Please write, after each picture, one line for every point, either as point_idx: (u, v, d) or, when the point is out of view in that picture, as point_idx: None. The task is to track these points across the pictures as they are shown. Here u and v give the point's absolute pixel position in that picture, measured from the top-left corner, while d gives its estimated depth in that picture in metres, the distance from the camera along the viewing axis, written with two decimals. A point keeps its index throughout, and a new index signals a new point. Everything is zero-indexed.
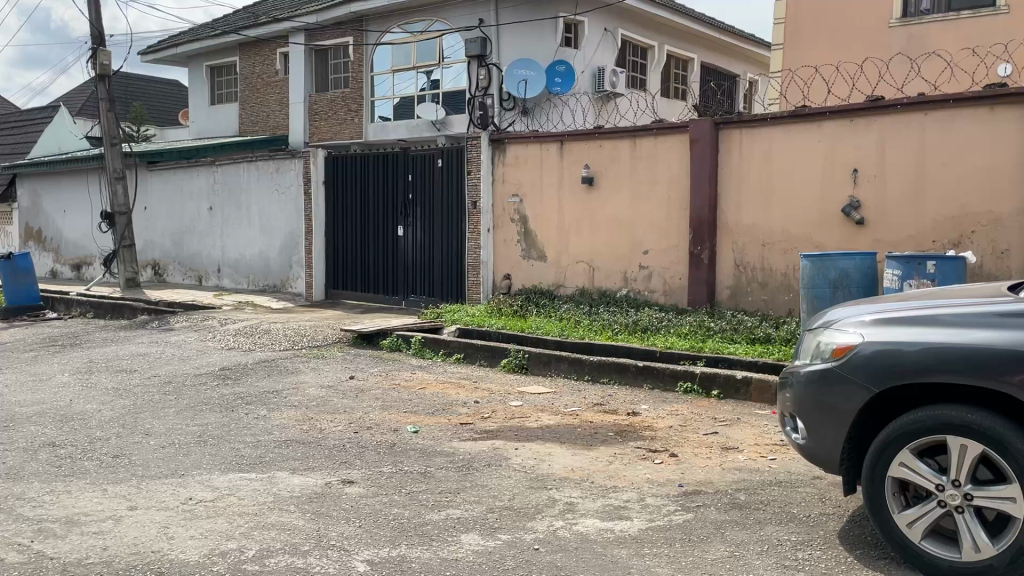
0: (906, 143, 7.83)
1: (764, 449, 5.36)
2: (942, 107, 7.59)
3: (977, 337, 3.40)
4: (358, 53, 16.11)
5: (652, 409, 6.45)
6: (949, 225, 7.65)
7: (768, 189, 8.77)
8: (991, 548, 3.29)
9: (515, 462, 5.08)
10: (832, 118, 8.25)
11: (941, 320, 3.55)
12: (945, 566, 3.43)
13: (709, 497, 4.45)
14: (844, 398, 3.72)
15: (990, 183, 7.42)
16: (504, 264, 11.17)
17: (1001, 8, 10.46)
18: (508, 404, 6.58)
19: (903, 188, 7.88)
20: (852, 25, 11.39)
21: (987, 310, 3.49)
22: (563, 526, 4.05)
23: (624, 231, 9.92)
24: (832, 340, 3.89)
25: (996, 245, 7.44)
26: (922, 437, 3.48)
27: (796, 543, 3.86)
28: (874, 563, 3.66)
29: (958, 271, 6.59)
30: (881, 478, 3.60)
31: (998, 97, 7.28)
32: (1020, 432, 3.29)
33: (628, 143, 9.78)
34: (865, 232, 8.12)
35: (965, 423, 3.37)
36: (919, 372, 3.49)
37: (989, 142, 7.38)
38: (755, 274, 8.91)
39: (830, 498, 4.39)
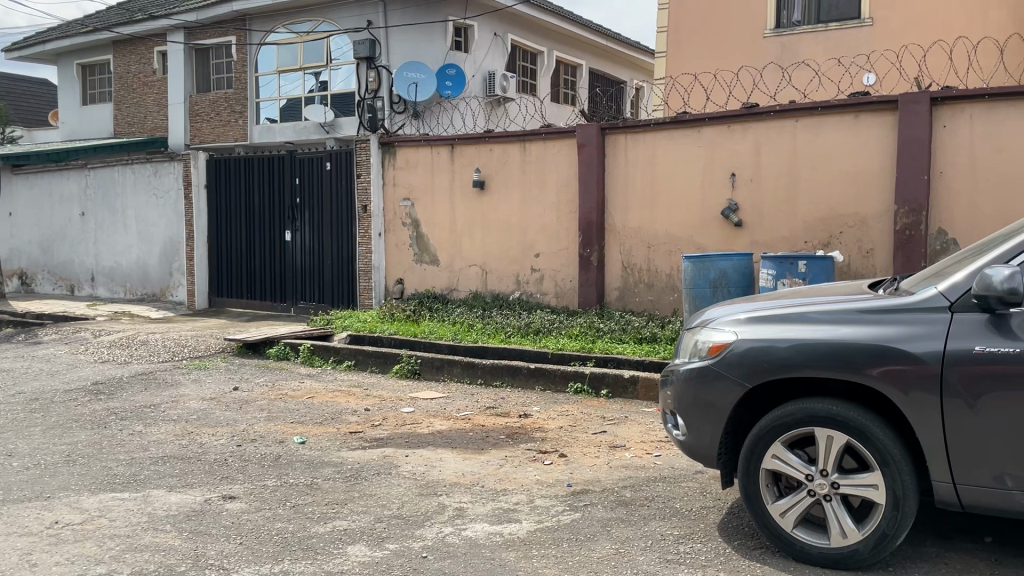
0: (778, 148, 8.19)
1: (649, 446, 5.48)
2: (811, 114, 7.98)
3: (840, 333, 3.59)
4: (242, 53, 15.65)
5: (543, 410, 6.50)
6: (820, 226, 8.04)
7: (653, 193, 9.01)
8: (857, 534, 3.49)
9: (405, 469, 5.03)
10: (711, 124, 8.55)
11: (808, 318, 3.71)
12: (815, 553, 3.60)
13: (596, 496, 4.52)
14: (721, 395, 3.85)
15: (856, 187, 7.84)
16: (396, 269, 11.05)
17: (865, 21, 11.04)
18: (399, 411, 6.50)
19: (777, 192, 8.24)
20: (729, 35, 11.86)
21: (848, 307, 3.68)
22: (452, 532, 4.03)
23: (516, 234, 9.99)
24: (708, 337, 4.02)
25: (862, 245, 7.86)
26: (792, 430, 3.63)
27: (678, 536, 3.97)
28: (749, 552, 3.80)
29: (828, 270, 6.92)
30: (755, 470, 3.73)
31: (861, 105, 7.70)
32: (881, 422, 3.49)
33: (518, 147, 9.85)
34: (742, 233, 8.46)
35: (832, 416, 3.54)
36: (789, 368, 3.64)
37: (854, 148, 7.79)
38: (642, 275, 9.15)
39: (711, 492, 4.54)
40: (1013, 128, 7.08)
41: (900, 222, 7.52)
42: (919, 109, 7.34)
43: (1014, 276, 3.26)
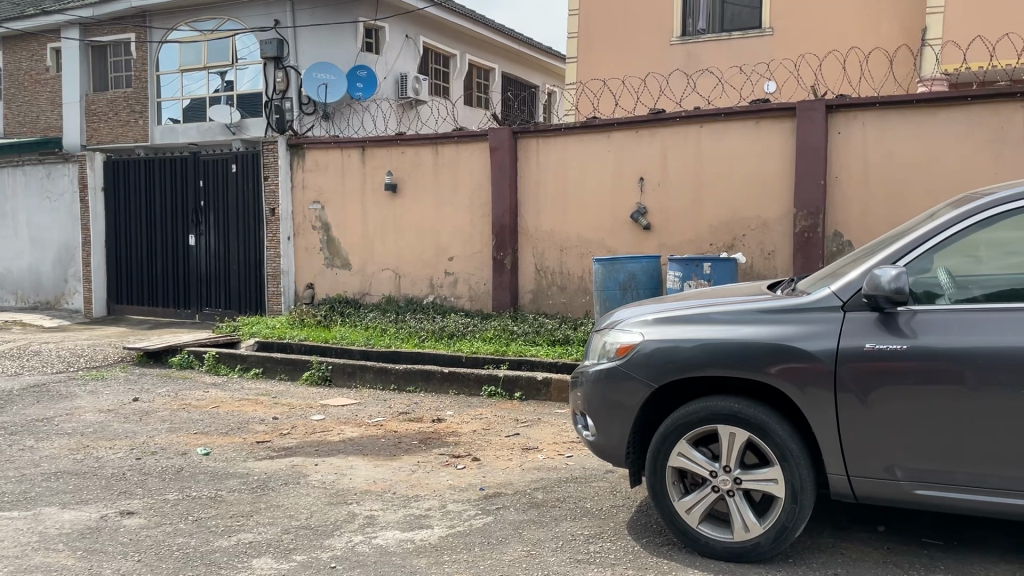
0: (684, 153, 8.40)
1: (561, 447, 5.53)
2: (715, 120, 8.21)
3: (741, 332, 3.70)
4: (141, 51, 15.08)
5: (457, 415, 6.48)
6: (724, 229, 8.29)
7: (564, 196, 9.10)
8: (759, 527, 3.60)
9: (314, 478, 4.92)
10: (620, 129, 8.70)
11: (710, 318, 3.82)
12: (718, 547, 3.69)
13: (508, 499, 4.52)
14: (628, 395, 3.91)
15: (758, 191, 8.10)
16: (307, 273, 10.84)
17: (766, 31, 11.45)
18: (308, 419, 6.36)
19: (684, 196, 8.45)
20: (637, 42, 12.12)
21: (749, 307, 3.79)
22: (362, 541, 3.96)
23: (429, 237, 9.93)
24: (616, 338, 4.09)
25: (764, 247, 8.13)
26: (696, 428, 3.72)
27: (588, 536, 4.01)
28: (657, 550, 3.87)
29: (730, 271, 7.15)
30: (662, 468, 3.80)
31: (762, 112, 7.96)
32: (780, 418, 3.61)
33: (430, 151, 9.80)
34: (651, 237, 8.65)
35: (734, 413, 3.64)
36: (693, 367, 3.74)
37: (755, 153, 8.06)
38: (554, 278, 9.24)
39: (620, 491, 4.61)
40: (902, 135, 7.42)
41: (800, 225, 7.81)
42: (816, 116, 7.63)
43: (900, 276, 3.41)
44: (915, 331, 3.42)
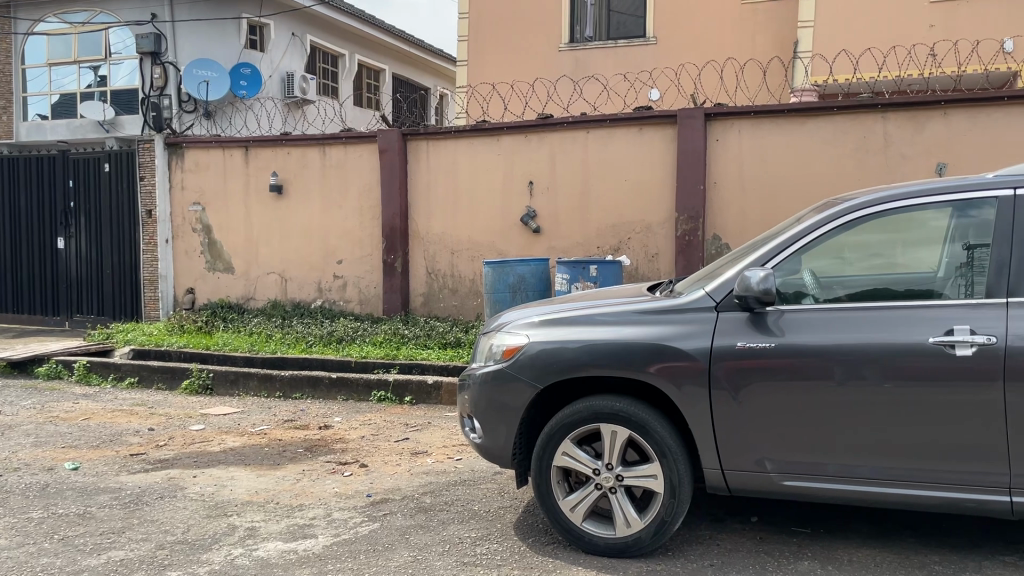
0: (571, 158, 8.55)
1: (451, 450, 5.52)
2: (601, 126, 8.39)
3: (623, 333, 3.79)
4: (5, 42, 14.15)
5: (344, 421, 6.37)
6: (611, 232, 8.48)
7: (454, 199, 9.10)
8: (639, 522, 3.70)
9: (192, 491, 4.73)
10: (509, 133, 8.77)
11: (594, 319, 3.89)
12: (602, 544, 3.77)
13: (395, 504, 4.48)
14: (514, 396, 3.94)
15: (642, 195, 8.32)
16: (187, 277, 10.43)
17: (650, 40, 11.79)
18: (188, 429, 6.12)
19: (571, 199, 8.60)
20: (526, 47, 12.29)
21: (630, 309, 3.89)
22: (241, 554, 3.84)
23: (317, 239, 9.74)
24: (502, 341, 4.11)
25: (648, 250, 8.36)
26: (580, 427, 3.79)
27: (475, 538, 4.02)
28: (543, 549, 3.91)
29: (616, 274, 7.28)
30: (547, 467, 3.85)
31: (645, 118, 8.19)
32: (659, 416, 3.72)
33: (318, 152, 9.61)
34: (540, 240, 8.77)
35: (615, 411, 3.74)
36: (576, 369, 3.81)
37: (639, 159, 8.28)
38: (445, 281, 9.22)
39: (508, 492, 4.64)
40: (775, 143, 7.78)
41: (681, 229, 8.07)
42: (695, 124, 7.92)
43: (768, 278, 3.58)
44: (783, 329, 3.59)
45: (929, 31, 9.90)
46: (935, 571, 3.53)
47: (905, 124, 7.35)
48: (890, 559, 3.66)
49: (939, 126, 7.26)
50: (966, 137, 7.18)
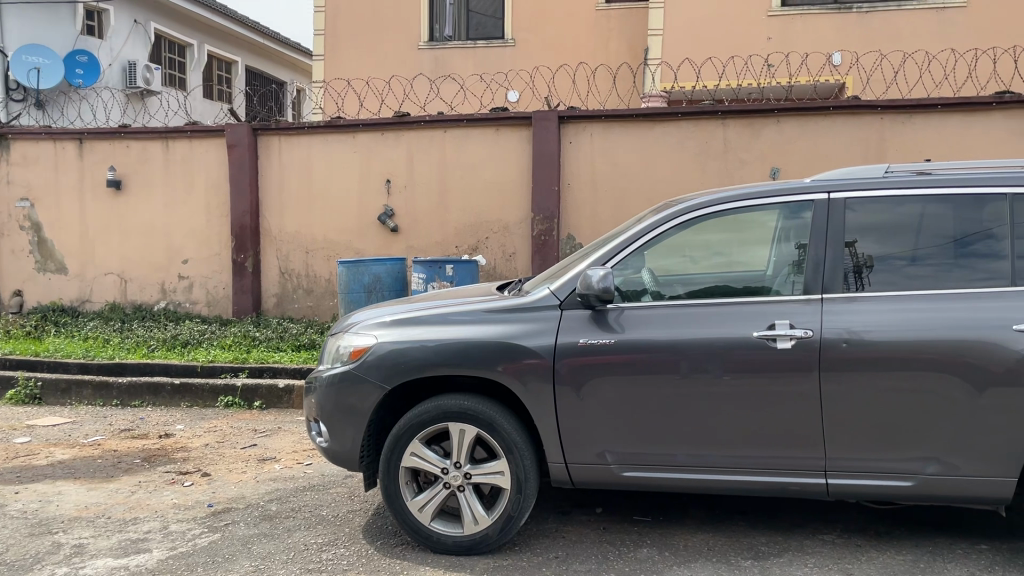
0: (428, 157, 8.53)
1: (301, 455, 5.39)
2: (458, 126, 8.41)
3: (471, 333, 3.80)
4: None
5: (188, 429, 6.09)
6: (469, 231, 8.52)
7: (309, 198, 8.89)
8: (487, 519, 3.73)
9: (12, 509, 4.39)
10: (365, 131, 8.65)
11: (443, 319, 3.89)
12: (449, 542, 3.78)
13: (238, 514, 4.33)
14: (361, 397, 3.88)
15: (499, 195, 8.41)
16: (14, 279, 9.69)
17: (508, 42, 11.94)
18: (10, 443, 5.68)
19: (428, 199, 8.59)
20: (383, 43, 12.18)
21: (478, 308, 3.92)
22: (65, 573, 3.59)
23: (161, 238, 9.27)
24: (349, 342, 4.03)
25: (505, 249, 8.45)
26: (428, 427, 3.78)
27: (321, 544, 3.93)
28: (390, 550, 3.88)
29: (472, 273, 7.32)
30: (396, 468, 3.81)
31: (501, 119, 8.27)
32: (506, 413, 3.76)
33: (161, 146, 9.15)
34: (398, 239, 8.70)
35: (463, 410, 3.75)
36: (425, 368, 3.80)
37: (496, 159, 8.36)
38: (300, 281, 9.00)
39: (358, 495, 4.57)
40: (623, 146, 8.05)
41: (537, 229, 8.21)
42: (549, 126, 8.08)
43: (607, 277, 3.69)
44: (623, 326, 3.72)
45: (767, 42, 10.52)
46: (762, 551, 3.75)
47: (742, 130, 7.77)
48: (722, 542, 3.86)
49: (772, 132, 7.72)
50: (795, 144, 7.67)
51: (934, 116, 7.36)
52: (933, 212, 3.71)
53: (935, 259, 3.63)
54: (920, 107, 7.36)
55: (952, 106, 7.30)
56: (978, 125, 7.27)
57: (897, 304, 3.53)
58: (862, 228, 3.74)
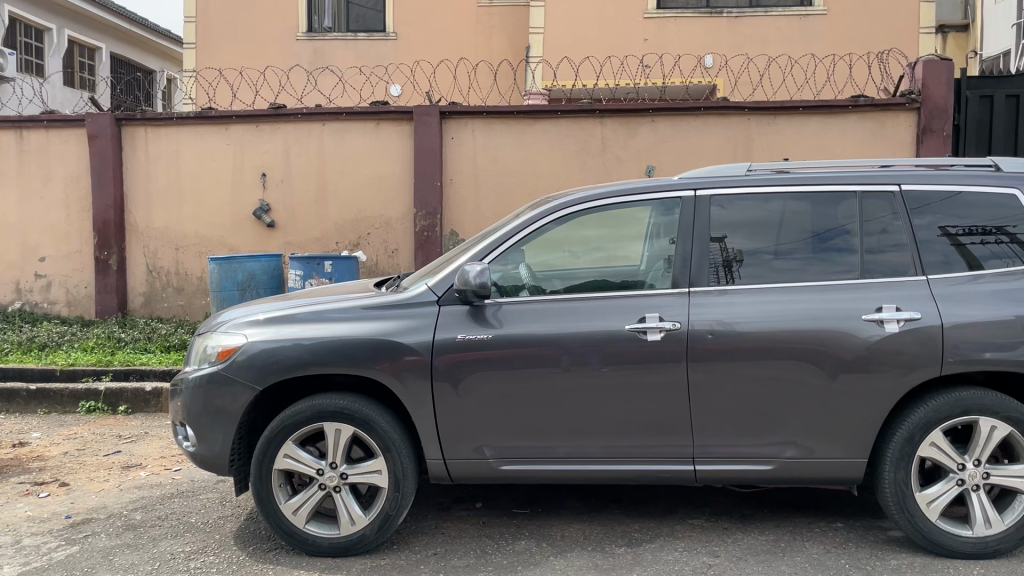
0: (306, 151, 8.33)
1: (169, 461, 5.16)
2: (337, 119, 8.25)
3: (346, 331, 3.73)
4: None
5: (44, 437, 5.72)
6: (349, 227, 8.37)
7: (180, 191, 8.51)
8: (363, 519, 3.68)
9: None
10: (239, 123, 8.36)
11: (318, 317, 3.80)
12: (325, 544, 3.70)
13: (99, 524, 4.10)
14: (231, 399, 3.75)
15: (380, 190, 8.30)
16: None
17: (390, 35, 11.81)
18: None
19: (306, 194, 8.39)
20: (259, 33, 11.82)
21: (354, 305, 3.85)
22: None
23: (16, 234, 8.67)
24: (217, 342, 3.88)
25: (387, 245, 8.34)
26: (302, 428, 3.68)
27: (190, 552, 3.78)
28: (263, 556, 3.76)
29: (352, 269, 7.21)
30: (268, 472, 3.70)
31: (381, 113, 8.16)
32: (383, 411, 3.71)
33: (14, 136, 8.56)
34: (275, 235, 8.46)
35: (339, 409, 3.68)
36: (299, 367, 3.70)
37: (376, 155, 8.25)
38: (170, 279, 8.61)
39: (229, 501, 4.42)
40: (505, 141, 8.10)
41: (419, 224, 8.16)
42: (430, 121, 8.05)
43: (484, 272, 3.69)
44: (500, 321, 3.73)
45: (643, 43, 10.82)
46: (635, 538, 3.86)
47: (619, 128, 7.97)
48: (598, 531, 3.95)
49: (647, 131, 7.95)
50: (668, 142, 7.93)
51: (796, 118, 7.77)
52: (793, 209, 3.90)
53: (795, 253, 3.81)
54: (783, 109, 7.74)
55: (812, 109, 7.71)
56: (835, 127, 7.72)
57: (759, 296, 3.69)
58: (727, 224, 3.89)
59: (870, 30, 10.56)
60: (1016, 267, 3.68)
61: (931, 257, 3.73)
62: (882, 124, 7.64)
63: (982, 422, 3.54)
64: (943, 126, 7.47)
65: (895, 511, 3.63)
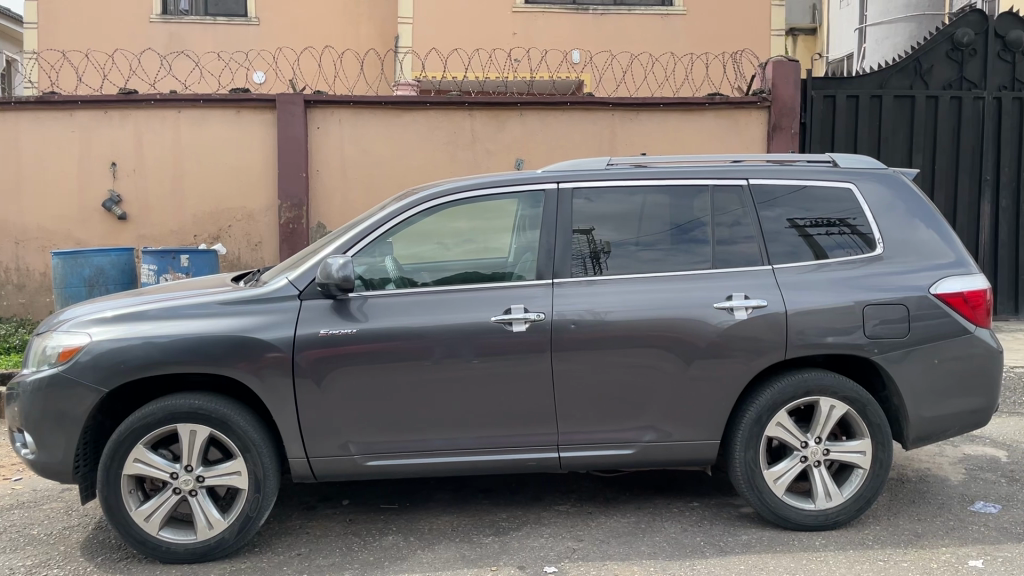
0: (160, 139, 7.92)
1: (8, 470, 4.80)
2: (194, 106, 7.89)
3: (201, 328, 3.58)
4: None
5: None
6: (208, 220, 8.03)
7: (19, 181, 7.93)
8: (222, 522, 3.55)
9: None
10: (85, 108, 7.86)
11: (170, 314, 3.62)
12: (180, 551, 3.55)
13: None
14: (74, 403, 3.53)
15: (242, 181, 8.00)
16: None
17: (252, 20, 11.42)
18: None
19: (162, 184, 7.98)
20: (109, 14, 11.15)
21: (210, 301, 3.69)
22: None
23: None
24: (57, 342, 3.63)
25: (250, 238, 8.05)
26: (154, 431, 3.51)
27: (30, 566, 3.53)
28: (112, 565, 3.57)
29: (211, 264, 6.92)
30: (117, 477, 3.50)
31: (241, 102, 7.88)
32: (242, 409, 3.59)
33: None
34: (127, 227, 8.01)
35: (194, 410, 3.52)
36: (149, 367, 3.52)
37: (237, 145, 7.95)
38: (10, 274, 8.01)
39: (76, 509, 4.16)
40: (373, 132, 7.98)
41: (284, 216, 7.93)
42: (293, 110, 7.82)
43: (347, 265, 3.62)
44: (365, 315, 3.68)
45: (512, 37, 10.91)
46: (502, 527, 3.90)
47: (488, 122, 8.01)
48: (465, 522, 3.96)
49: (516, 125, 8.03)
50: (537, 135, 8.04)
51: (657, 114, 8.03)
52: (653, 201, 4.02)
53: (655, 244, 3.94)
54: (645, 105, 7.99)
55: (672, 105, 8.00)
56: (693, 123, 8.04)
57: (619, 287, 3.80)
58: (590, 216, 3.97)
59: (724, 31, 11.07)
60: (855, 256, 3.93)
61: (778, 248, 3.94)
62: (736, 121, 8.02)
63: (822, 402, 3.78)
64: (791, 124, 7.95)
65: (746, 489, 3.83)
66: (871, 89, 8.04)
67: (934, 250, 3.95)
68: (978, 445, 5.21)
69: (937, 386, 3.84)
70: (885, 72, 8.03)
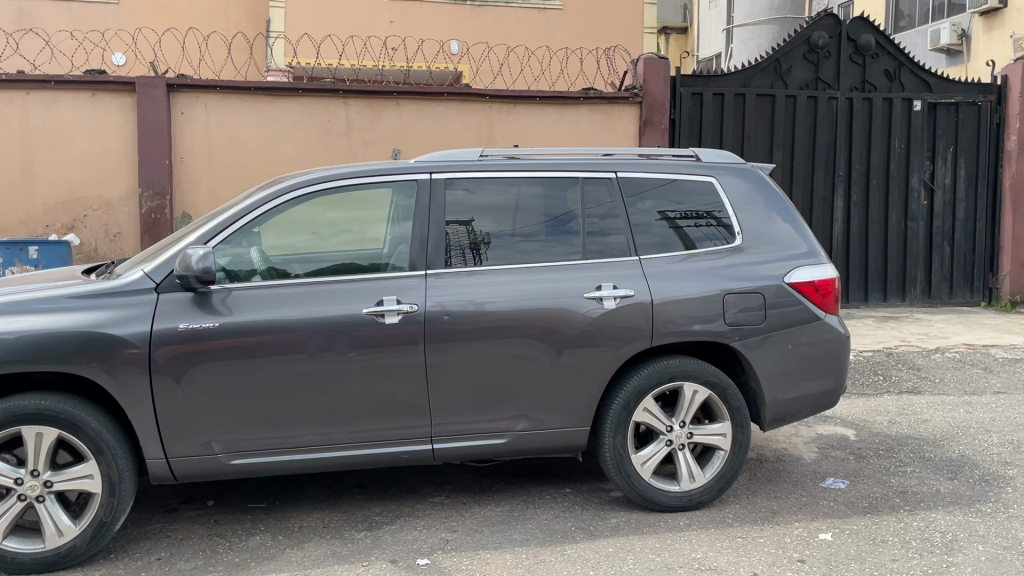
0: (6, 122, 7.38)
1: None
2: (44, 88, 7.39)
3: (46, 323, 3.36)
4: None
5: None
6: (61, 209, 7.54)
7: None
8: (73, 529, 3.35)
9: None
10: None
11: (11, 309, 3.38)
12: (26, 561, 3.32)
13: None
14: None
15: (99, 168, 7.55)
16: None
17: None
18: None
19: (8, 170, 7.43)
20: None
21: (57, 294, 3.47)
22: None
23: None
24: None
25: (108, 229, 7.61)
26: None
27: None
28: None
29: (63, 255, 6.53)
30: None
31: (98, 83, 7.44)
32: (93, 409, 3.39)
33: None
34: None
35: (40, 411, 3.30)
36: None
37: (93, 129, 7.50)
38: None
39: None
40: (242, 119, 7.70)
41: (145, 206, 7.54)
42: (154, 93, 7.45)
43: (208, 256, 3.46)
44: (229, 308, 3.54)
45: (388, 26, 10.78)
46: (375, 521, 3.86)
47: (364, 110, 7.88)
48: (337, 518, 3.89)
49: (392, 114, 7.93)
50: (415, 126, 7.97)
51: (533, 107, 8.11)
52: (527, 192, 4.06)
53: (528, 235, 3.98)
54: (521, 98, 8.06)
55: (548, 99, 8.10)
56: (568, 117, 8.16)
57: (492, 278, 3.82)
58: (464, 207, 3.97)
59: (598, 27, 11.31)
60: (719, 247, 4.10)
61: (646, 240, 4.06)
62: (609, 115, 8.19)
63: (686, 387, 3.93)
64: (661, 120, 8.18)
65: (615, 473, 3.93)
66: (734, 87, 8.41)
67: (789, 242, 4.17)
68: (830, 424, 5.55)
69: (791, 370, 4.05)
70: (747, 72, 8.42)
